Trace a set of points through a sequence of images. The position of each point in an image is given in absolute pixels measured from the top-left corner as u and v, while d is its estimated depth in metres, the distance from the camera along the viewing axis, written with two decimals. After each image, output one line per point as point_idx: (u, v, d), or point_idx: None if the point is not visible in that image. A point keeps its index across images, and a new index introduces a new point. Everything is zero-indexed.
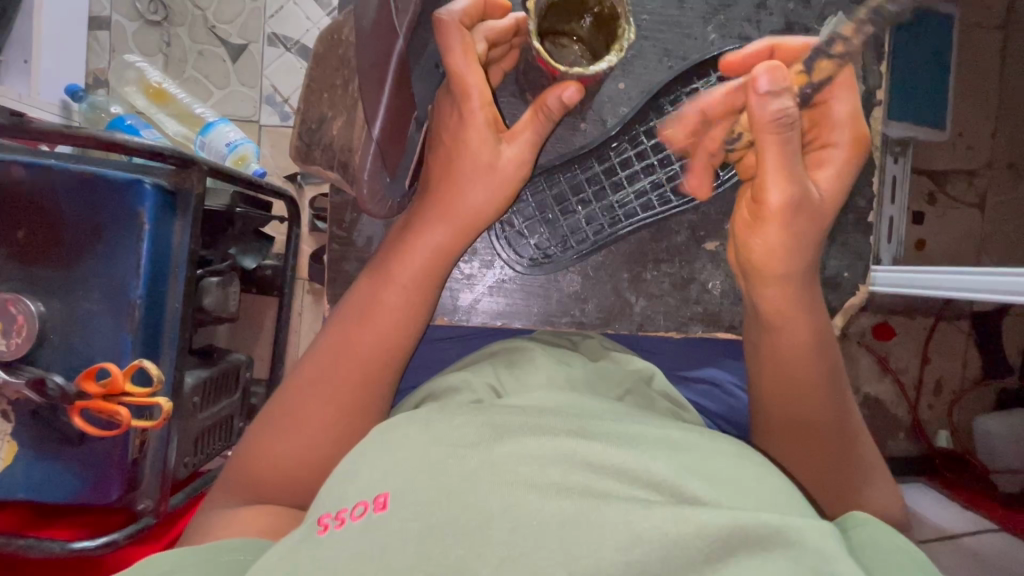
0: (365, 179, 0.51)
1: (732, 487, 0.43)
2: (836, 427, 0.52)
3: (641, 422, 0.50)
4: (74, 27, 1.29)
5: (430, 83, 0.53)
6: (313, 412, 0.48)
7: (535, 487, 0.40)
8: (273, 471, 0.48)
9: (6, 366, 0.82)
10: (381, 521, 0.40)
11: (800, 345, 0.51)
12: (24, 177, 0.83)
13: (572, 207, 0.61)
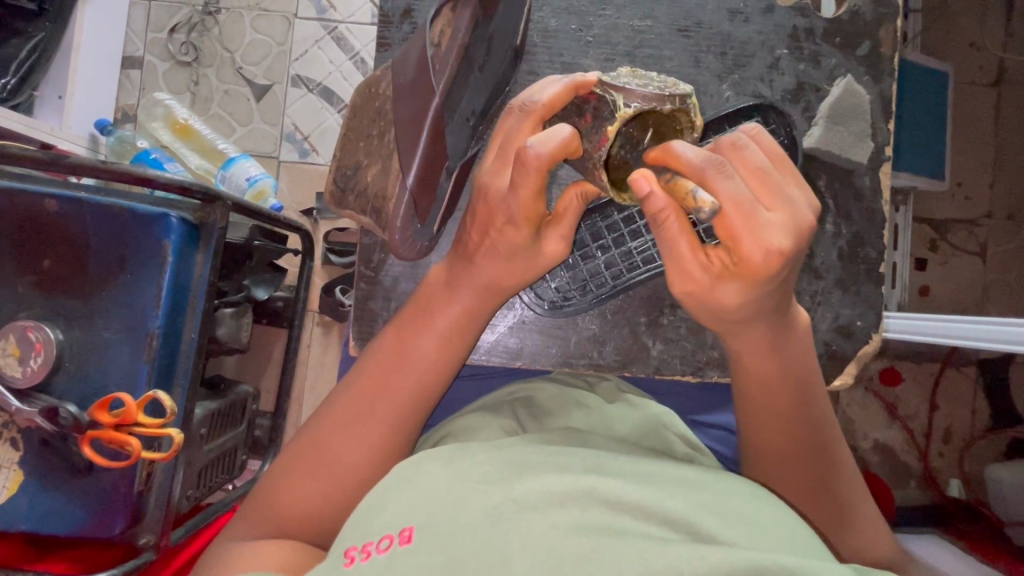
0: (400, 223, 0.53)
1: (749, 528, 0.44)
2: (825, 503, 0.53)
3: (658, 461, 0.50)
4: (107, 66, 1.35)
5: (465, 135, 0.56)
6: (342, 451, 0.49)
7: (553, 520, 0.41)
8: (298, 502, 0.48)
9: (21, 393, 0.83)
10: (402, 556, 0.40)
11: (772, 429, 0.52)
12: (55, 209, 0.85)
13: (592, 252, 0.62)
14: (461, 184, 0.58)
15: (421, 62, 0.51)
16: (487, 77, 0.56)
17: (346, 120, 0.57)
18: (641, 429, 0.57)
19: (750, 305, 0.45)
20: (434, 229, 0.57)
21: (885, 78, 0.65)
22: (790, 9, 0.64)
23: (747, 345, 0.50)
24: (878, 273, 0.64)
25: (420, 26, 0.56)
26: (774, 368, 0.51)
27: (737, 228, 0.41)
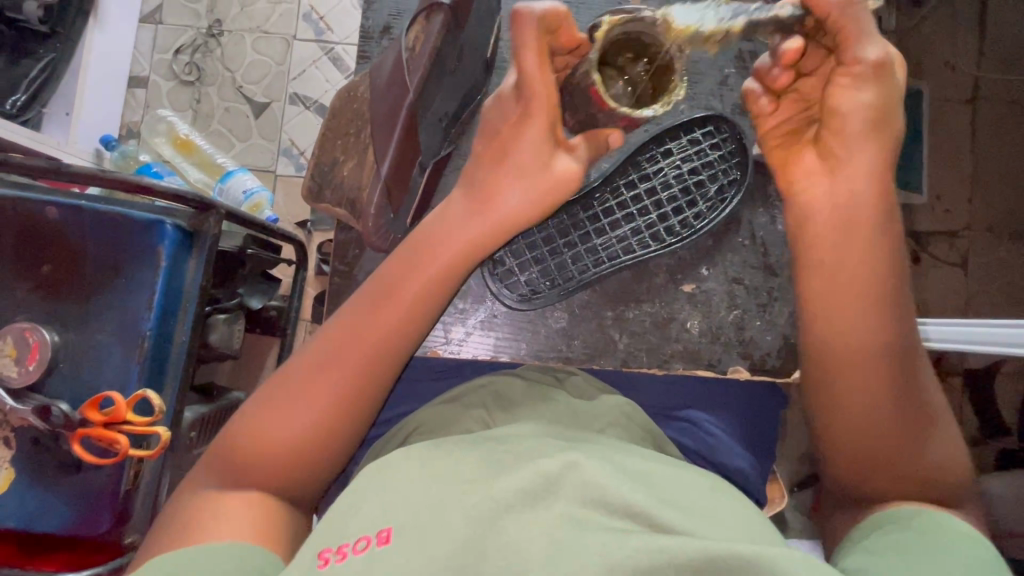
0: (374, 209, 0.56)
1: (704, 519, 0.46)
2: (910, 412, 0.47)
3: (624, 455, 0.52)
4: (114, 85, 1.41)
5: (436, 136, 0.60)
6: (319, 389, 0.48)
7: (526, 520, 0.43)
8: (268, 451, 0.48)
9: (15, 393, 0.86)
10: (383, 556, 0.42)
11: (855, 312, 0.48)
12: (55, 217, 0.89)
13: (559, 249, 0.65)
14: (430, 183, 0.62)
15: (395, 65, 0.54)
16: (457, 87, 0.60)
17: (324, 127, 0.61)
18: (608, 419, 0.58)
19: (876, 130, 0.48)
20: (407, 221, 0.61)
21: None
22: (736, 34, 0.69)
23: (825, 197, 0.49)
24: None
25: (394, 40, 0.60)
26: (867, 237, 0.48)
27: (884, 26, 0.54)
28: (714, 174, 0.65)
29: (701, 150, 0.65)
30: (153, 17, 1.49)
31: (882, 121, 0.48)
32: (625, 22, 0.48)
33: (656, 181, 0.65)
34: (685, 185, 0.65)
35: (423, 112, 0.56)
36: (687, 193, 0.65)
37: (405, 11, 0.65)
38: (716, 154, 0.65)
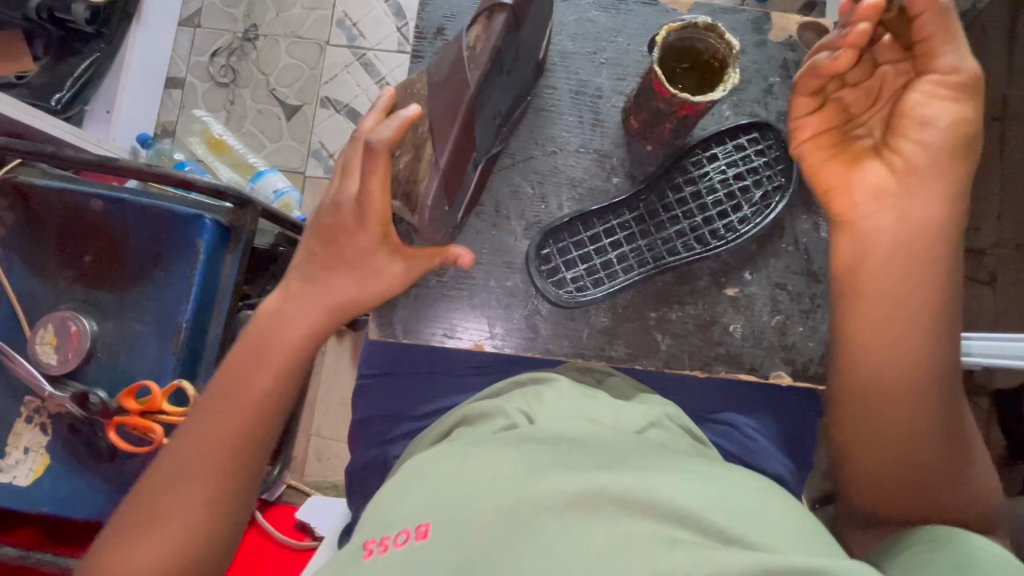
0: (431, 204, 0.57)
1: (762, 521, 0.43)
2: (954, 431, 0.53)
3: (667, 457, 0.51)
4: (152, 86, 1.45)
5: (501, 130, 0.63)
6: (247, 394, 0.57)
7: (567, 526, 0.42)
8: (199, 456, 0.54)
9: (55, 380, 0.88)
10: (421, 554, 0.43)
11: (917, 337, 0.53)
12: (99, 209, 0.92)
13: (605, 248, 0.66)
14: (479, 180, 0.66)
15: (454, 60, 0.55)
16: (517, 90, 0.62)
17: None
18: (648, 419, 0.59)
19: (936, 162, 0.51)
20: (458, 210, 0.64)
21: None
22: (781, 45, 0.70)
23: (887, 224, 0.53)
24: None
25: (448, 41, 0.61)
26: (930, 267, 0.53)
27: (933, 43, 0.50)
28: (759, 179, 0.67)
29: (746, 156, 0.67)
30: (192, 21, 1.53)
31: (933, 185, 0.51)
32: (682, 27, 0.57)
33: (701, 185, 0.67)
34: (730, 189, 0.67)
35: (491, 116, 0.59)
36: (732, 197, 0.66)
37: (455, 16, 0.66)
38: (761, 161, 0.67)
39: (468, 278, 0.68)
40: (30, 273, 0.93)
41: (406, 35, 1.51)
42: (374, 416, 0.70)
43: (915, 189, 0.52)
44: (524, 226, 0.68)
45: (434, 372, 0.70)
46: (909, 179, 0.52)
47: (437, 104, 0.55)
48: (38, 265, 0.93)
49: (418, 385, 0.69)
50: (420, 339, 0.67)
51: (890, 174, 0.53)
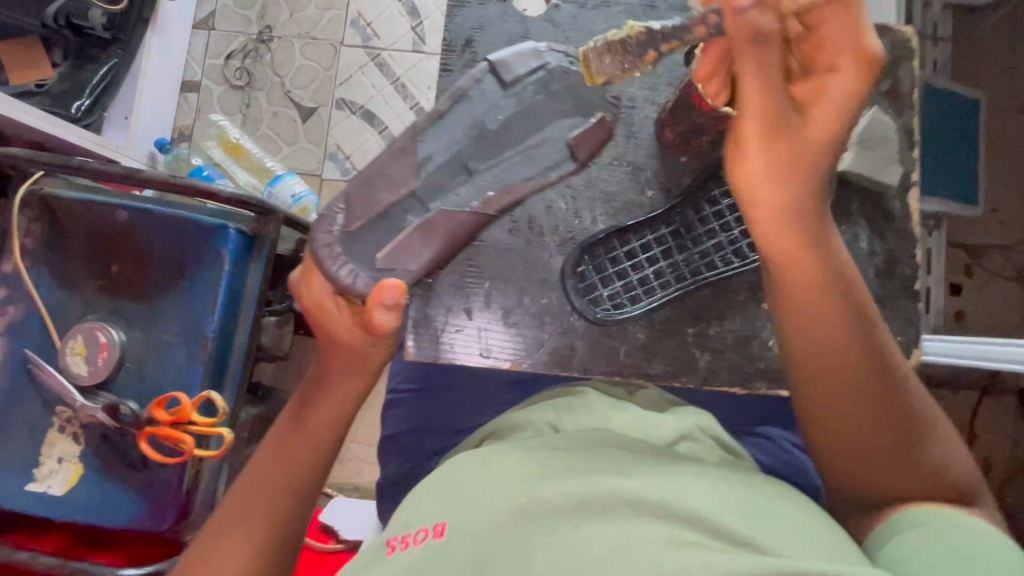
0: (336, 234, 0.61)
1: (772, 527, 0.41)
2: (896, 421, 0.51)
3: (689, 468, 0.49)
4: (168, 89, 1.45)
5: (452, 174, 0.63)
6: (330, 395, 0.59)
7: (581, 528, 0.40)
8: (294, 452, 0.57)
9: (86, 390, 0.89)
10: (437, 554, 0.42)
11: (844, 340, 0.50)
12: (125, 220, 0.92)
13: (641, 264, 0.68)
14: (425, 235, 0.64)
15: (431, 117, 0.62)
16: (478, 137, 0.63)
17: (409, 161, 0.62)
18: (680, 431, 0.58)
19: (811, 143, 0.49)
20: (378, 260, 0.61)
21: (907, 111, 0.74)
22: None
23: (771, 224, 0.51)
24: (911, 290, 0.72)
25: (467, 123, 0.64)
26: (826, 253, 0.51)
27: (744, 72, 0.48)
28: None
29: None
30: (206, 23, 1.52)
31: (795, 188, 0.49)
32: None
33: None
34: None
35: (423, 161, 0.62)
36: None
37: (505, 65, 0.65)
38: None
39: (502, 295, 0.70)
40: (57, 284, 0.93)
41: (421, 34, 1.50)
42: (407, 430, 0.72)
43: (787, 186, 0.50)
44: (558, 241, 0.70)
45: (470, 386, 0.71)
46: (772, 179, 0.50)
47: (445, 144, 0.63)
48: (65, 277, 0.93)
49: (456, 399, 0.71)
50: (455, 358, 0.69)
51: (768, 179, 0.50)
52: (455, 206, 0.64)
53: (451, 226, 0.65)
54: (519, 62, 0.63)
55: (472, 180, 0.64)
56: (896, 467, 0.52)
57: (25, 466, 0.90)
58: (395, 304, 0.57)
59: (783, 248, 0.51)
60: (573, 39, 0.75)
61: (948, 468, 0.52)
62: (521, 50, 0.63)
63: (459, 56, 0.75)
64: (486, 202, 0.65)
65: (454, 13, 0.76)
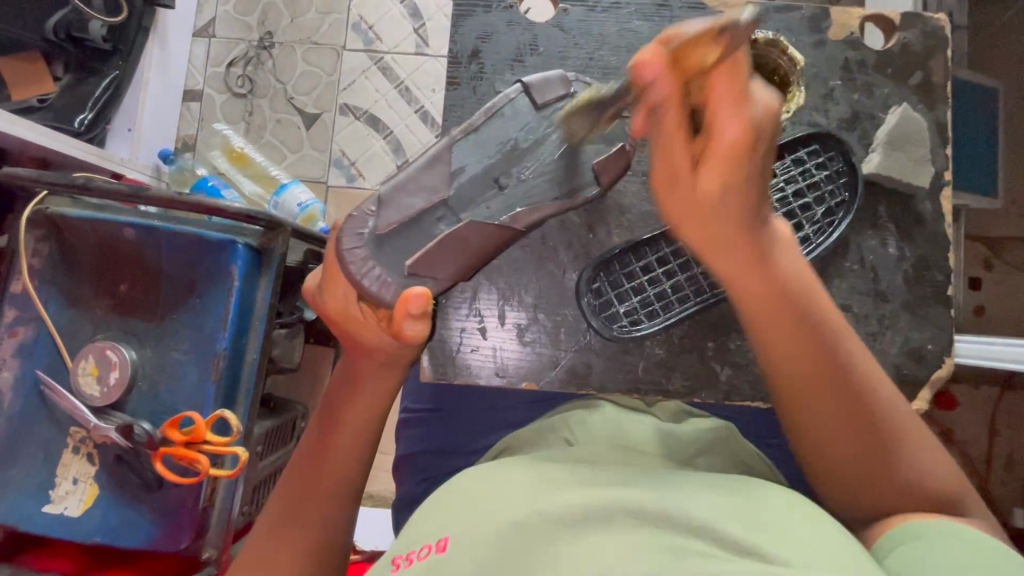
0: (366, 237, 0.57)
1: (804, 542, 0.35)
2: (865, 436, 0.49)
3: (713, 478, 0.42)
4: (169, 99, 1.43)
5: (482, 188, 0.63)
6: (348, 425, 0.57)
7: (583, 535, 0.34)
8: (317, 490, 0.55)
9: (99, 411, 0.88)
10: (437, 571, 0.35)
11: (791, 358, 0.50)
12: (132, 237, 0.90)
13: (658, 277, 0.66)
14: (456, 244, 0.60)
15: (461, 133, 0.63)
16: (508, 154, 0.63)
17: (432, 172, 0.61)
18: (699, 445, 0.55)
19: (727, 192, 0.46)
20: (408, 266, 0.58)
21: (938, 106, 0.72)
22: (842, 44, 0.72)
23: (730, 269, 0.50)
24: (944, 297, 0.70)
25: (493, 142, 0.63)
26: (774, 280, 0.49)
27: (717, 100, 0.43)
28: (821, 196, 0.69)
29: (806, 170, 0.69)
30: (206, 31, 1.50)
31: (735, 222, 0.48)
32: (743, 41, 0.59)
33: None
34: (791, 208, 0.68)
35: (456, 172, 0.62)
36: (792, 216, 0.68)
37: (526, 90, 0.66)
38: (822, 175, 0.69)
39: (515, 312, 0.68)
40: (67, 304, 0.92)
41: (423, 36, 1.48)
42: (424, 450, 0.71)
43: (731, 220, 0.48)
44: (573, 256, 0.68)
45: (484, 405, 0.72)
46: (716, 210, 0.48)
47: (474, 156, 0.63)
48: (75, 297, 0.92)
49: (471, 420, 0.71)
50: (471, 378, 0.68)
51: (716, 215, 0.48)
52: (486, 218, 0.62)
53: (482, 240, 0.61)
54: (548, 87, 0.63)
55: (503, 196, 0.63)
56: (875, 489, 0.49)
57: (40, 488, 0.90)
58: (423, 313, 0.55)
59: (736, 284, 0.50)
60: (583, 45, 0.73)
61: (930, 483, 0.49)
62: (550, 76, 0.63)
63: (467, 66, 0.73)
64: (516, 215, 0.62)
65: (460, 21, 0.74)
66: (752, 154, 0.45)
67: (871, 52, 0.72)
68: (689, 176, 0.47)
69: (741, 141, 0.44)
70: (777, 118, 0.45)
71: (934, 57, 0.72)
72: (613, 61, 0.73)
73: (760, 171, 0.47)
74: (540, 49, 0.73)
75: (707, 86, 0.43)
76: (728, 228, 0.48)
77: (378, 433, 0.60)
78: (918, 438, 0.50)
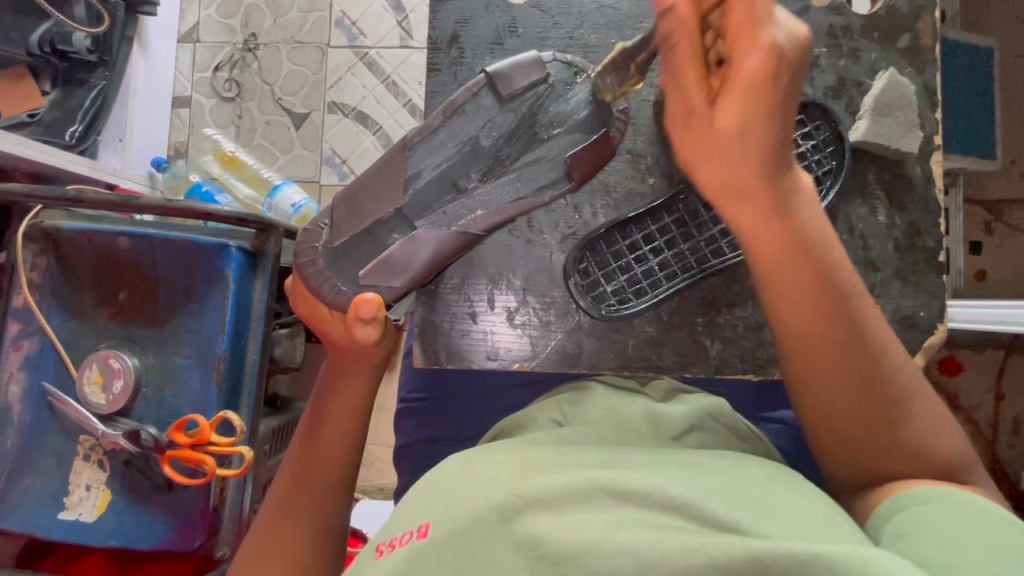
0: (320, 249, 0.60)
1: (780, 515, 0.35)
2: (884, 392, 0.49)
3: (691, 454, 0.43)
4: (158, 106, 1.43)
5: (439, 194, 0.62)
6: (335, 422, 0.59)
7: (568, 514, 0.35)
8: (309, 488, 0.56)
9: (106, 418, 0.90)
10: (424, 553, 0.35)
11: (819, 300, 0.49)
12: (127, 245, 0.91)
13: (645, 255, 0.66)
14: (412, 250, 0.62)
15: (420, 130, 0.59)
16: (468, 154, 0.62)
17: (379, 175, 0.59)
18: (690, 420, 0.55)
19: (750, 127, 0.45)
20: (359, 275, 0.61)
21: (928, 68, 0.70)
22: (825, 9, 0.71)
23: (751, 217, 0.49)
24: (936, 262, 0.69)
25: (458, 134, 0.61)
26: (800, 232, 0.49)
27: (738, 29, 0.43)
28: (808, 166, 0.68)
29: (792, 141, 0.68)
30: (190, 36, 1.49)
31: (755, 171, 0.47)
32: None
33: None
34: None
35: (412, 178, 0.60)
36: None
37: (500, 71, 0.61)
38: (808, 145, 0.69)
39: (505, 295, 0.68)
40: (67, 315, 0.94)
41: (408, 28, 1.46)
42: (423, 438, 0.72)
43: (743, 169, 0.47)
44: (559, 238, 0.68)
45: (479, 392, 0.72)
46: (734, 151, 0.46)
47: (438, 155, 0.61)
48: (76, 307, 0.94)
49: (467, 405, 0.72)
50: (464, 363, 0.68)
51: (733, 158, 0.47)
52: (444, 224, 0.63)
53: (437, 246, 0.62)
54: (519, 75, 0.60)
55: (463, 198, 0.63)
56: (886, 451, 0.49)
57: (56, 495, 0.92)
58: (374, 318, 0.57)
59: (756, 236, 0.49)
60: (563, 25, 0.72)
61: (933, 449, 0.49)
62: (523, 61, 0.59)
63: (446, 53, 0.73)
64: (473, 221, 0.63)
65: (436, 9, 0.74)
66: (775, 88, 0.44)
67: (857, 16, 0.70)
68: (705, 109, 0.46)
69: (764, 72, 0.43)
70: (804, 47, 0.44)
71: (921, 18, 0.70)
72: (594, 39, 0.72)
73: (791, 112, 0.46)
74: (519, 32, 0.73)
75: (726, 13, 0.43)
76: (748, 176, 0.47)
77: (365, 429, 0.61)
78: (931, 404, 0.51)
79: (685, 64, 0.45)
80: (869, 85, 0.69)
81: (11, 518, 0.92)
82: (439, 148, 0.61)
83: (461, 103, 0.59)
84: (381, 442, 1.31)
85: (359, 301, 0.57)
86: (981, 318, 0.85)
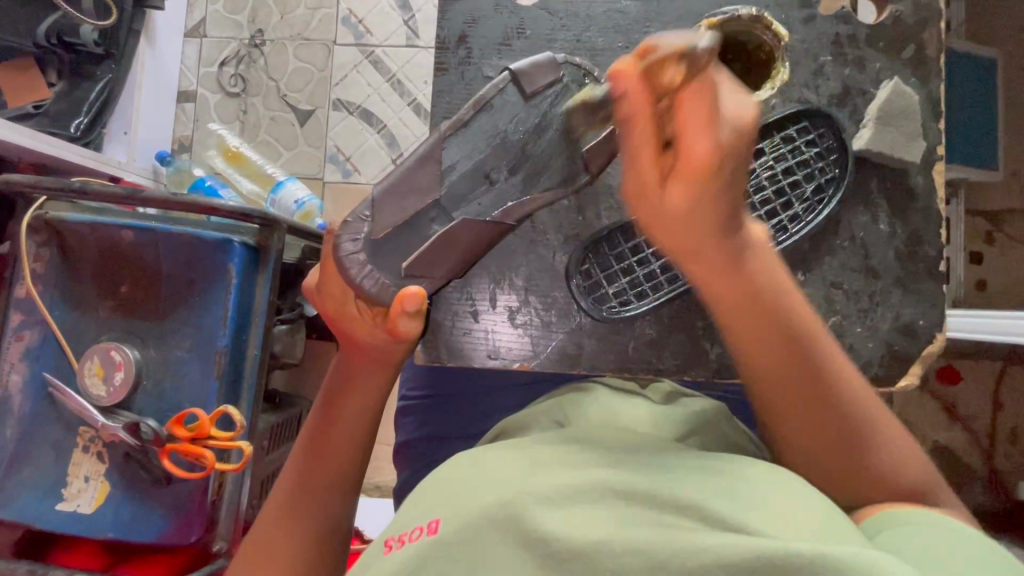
0: (363, 241, 0.59)
1: (784, 517, 0.36)
2: (849, 432, 0.49)
3: (696, 456, 0.43)
4: (164, 100, 1.44)
5: (473, 185, 0.62)
6: (346, 419, 0.60)
7: (573, 512, 0.35)
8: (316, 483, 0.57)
9: (106, 410, 0.90)
10: (429, 551, 0.36)
11: (789, 368, 0.49)
12: (131, 239, 0.91)
13: (647, 258, 0.66)
14: (449, 243, 0.61)
15: (454, 123, 0.61)
16: (498, 147, 0.63)
17: (414, 167, 0.60)
18: (691, 424, 0.55)
19: (695, 209, 0.46)
20: (404, 267, 0.60)
21: (933, 79, 0.71)
22: (832, 18, 0.71)
23: (704, 273, 0.49)
24: (936, 271, 0.70)
25: (490, 128, 0.62)
26: (751, 287, 0.48)
27: (689, 126, 0.43)
28: (811, 173, 0.69)
29: (795, 148, 0.69)
30: (197, 30, 1.49)
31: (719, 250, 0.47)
32: None
33: (748, 183, 0.68)
34: (779, 186, 0.68)
35: (447, 170, 0.61)
36: (782, 194, 0.68)
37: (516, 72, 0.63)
38: (813, 153, 0.69)
39: (508, 295, 0.69)
40: (70, 306, 0.94)
41: (414, 28, 1.47)
42: (423, 436, 0.73)
43: (712, 247, 0.47)
44: (562, 239, 0.68)
45: (479, 391, 0.73)
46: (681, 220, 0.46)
47: (470, 148, 0.62)
48: (78, 299, 0.94)
49: (467, 404, 0.72)
50: (467, 362, 0.69)
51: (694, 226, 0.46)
52: (477, 215, 0.62)
53: (474, 238, 0.62)
54: (538, 73, 0.62)
55: (495, 190, 0.63)
56: (859, 478, 0.49)
57: (53, 486, 0.92)
58: (417, 311, 0.58)
59: (711, 289, 0.49)
60: (571, 27, 0.73)
61: (907, 478, 0.50)
62: (540, 60, 0.62)
63: (453, 53, 0.74)
64: (508, 211, 0.62)
65: (445, 8, 0.74)
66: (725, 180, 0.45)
67: (863, 26, 0.71)
68: (657, 192, 0.46)
69: (710, 160, 0.44)
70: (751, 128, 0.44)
71: (926, 28, 0.71)
72: (600, 42, 0.72)
73: (738, 180, 0.46)
74: (526, 34, 0.73)
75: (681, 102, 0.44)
76: (707, 241, 0.47)
77: (375, 425, 0.62)
78: (898, 434, 0.51)
79: (640, 147, 0.45)
80: (873, 95, 0.70)
81: (10, 508, 0.92)
82: (472, 141, 0.62)
83: (494, 96, 0.62)
84: (379, 440, 1.31)
85: (405, 294, 0.57)
86: (980, 328, 0.86)
